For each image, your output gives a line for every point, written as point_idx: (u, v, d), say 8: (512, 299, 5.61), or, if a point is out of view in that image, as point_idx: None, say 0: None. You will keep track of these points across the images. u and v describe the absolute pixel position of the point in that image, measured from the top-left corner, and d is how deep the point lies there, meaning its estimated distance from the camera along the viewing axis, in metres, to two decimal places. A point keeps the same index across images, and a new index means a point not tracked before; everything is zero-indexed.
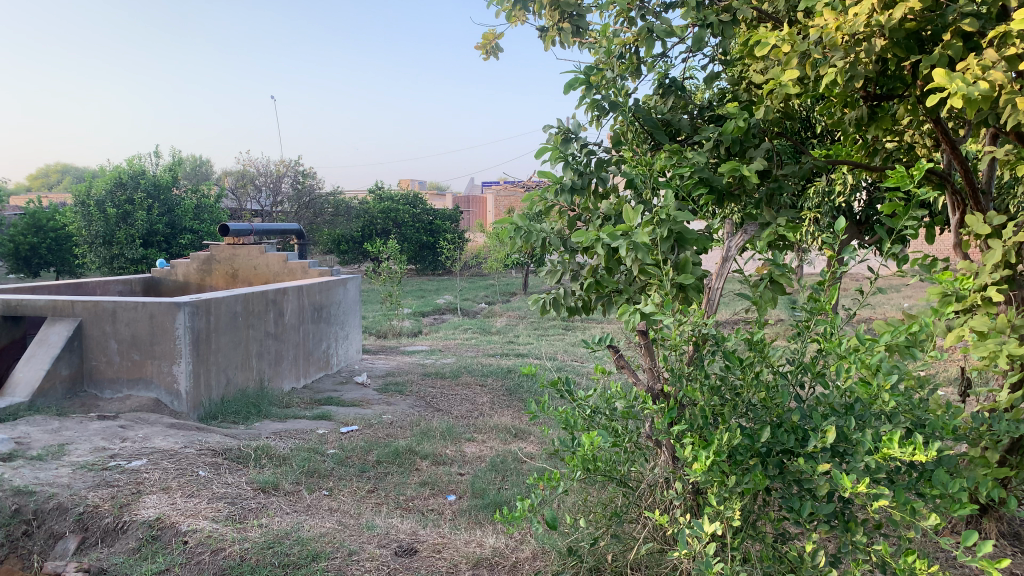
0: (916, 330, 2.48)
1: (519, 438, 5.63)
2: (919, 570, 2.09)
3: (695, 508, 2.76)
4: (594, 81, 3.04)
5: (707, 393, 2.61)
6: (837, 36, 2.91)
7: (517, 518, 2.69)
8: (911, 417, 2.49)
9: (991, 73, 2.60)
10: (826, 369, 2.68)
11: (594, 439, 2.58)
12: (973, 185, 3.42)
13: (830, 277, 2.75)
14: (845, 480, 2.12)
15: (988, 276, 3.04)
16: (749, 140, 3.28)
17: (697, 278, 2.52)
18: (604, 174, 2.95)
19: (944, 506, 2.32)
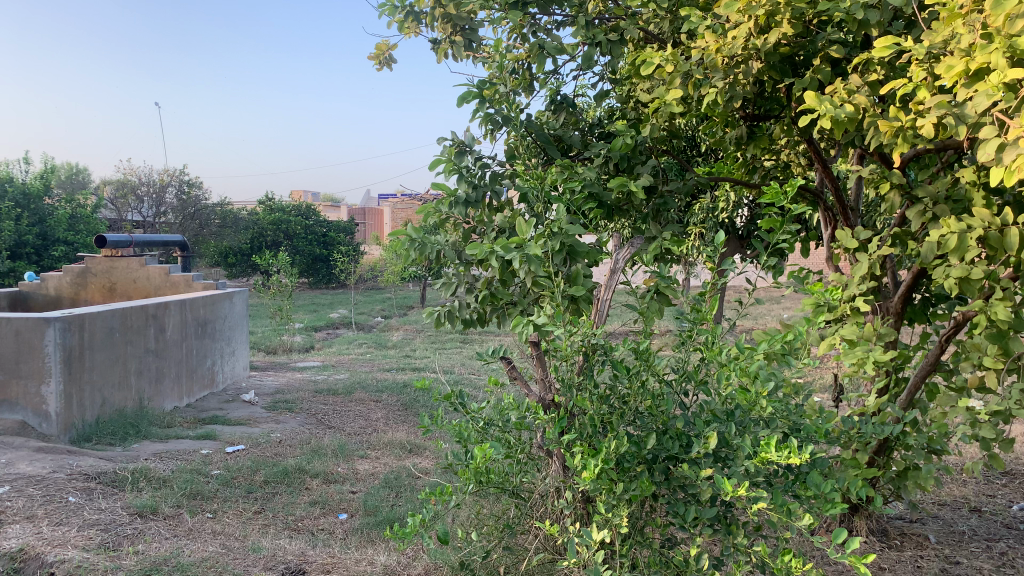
0: (790, 339, 2.61)
1: (413, 453, 5.56)
2: (795, 568, 2.19)
3: (585, 516, 2.79)
4: (486, 95, 3.05)
5: (596, 402, 2.65)
6: (717, 58, 3.04)
7: (408, 534, 2.64)
8: (787, 421, 2.60)
9: (856, 97, 2.77)
10: (708, 377, 2.77)
11: (487, 451, 2.57)
12: (843, 203, 3.63)
13: (711, 288, 2.84)
14: (726, 484, 2.19)
15: (856, 287, 3.23)
16: (636, 157, 3.39)
17: (588, 290, 2.57)
18: (498, 187, 2.95)
19: (818, 505, 2.43)
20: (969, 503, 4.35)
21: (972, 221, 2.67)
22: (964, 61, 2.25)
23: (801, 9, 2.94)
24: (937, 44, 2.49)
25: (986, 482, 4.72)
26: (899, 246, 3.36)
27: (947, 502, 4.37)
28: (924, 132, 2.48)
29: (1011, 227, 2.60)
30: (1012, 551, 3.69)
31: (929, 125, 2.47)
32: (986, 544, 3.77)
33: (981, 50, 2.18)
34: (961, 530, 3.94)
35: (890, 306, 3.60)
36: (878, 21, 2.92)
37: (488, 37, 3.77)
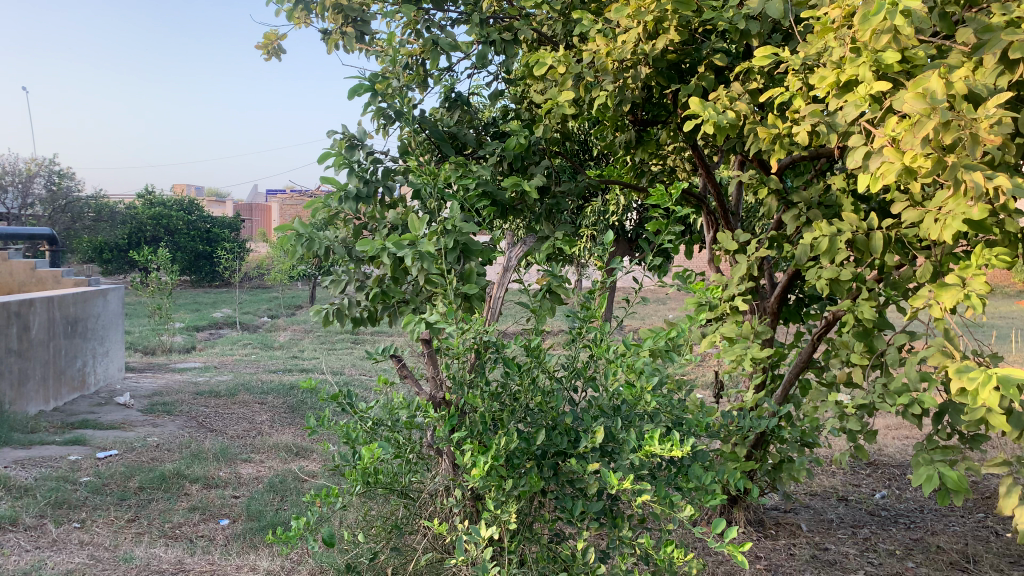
0: (674, 336, 2.69)
1: (300, 455, 5.40)
2: (677, 558, 2.25)
3: (474, 514, 2.78)
4: (379, 88, 3.00)
5: (487, 399, 2.64)
6: (607, 61, 3.09)
7: (292, 538, 2.54)
8: (670, 416, 2.67)
9: (736, 104, 2.88)
10: (597, 374, 2.82)
11: (375, 451, 2.52)
12: (725, 207, 3.77)
13: (600, 286, 2.88)
14: (612, 477, 2.23)
15: (736, 287, 3.36)
16: (529, 157, 3.41)
17: (481, 288, 2.56)
18: (391, 183, 2.90)
19: (699, 497, 2.50)
20: (837, 492, 4.62)
21: (841, 226, 2.83)
22: (835, 72, 2.37)
23: (687, 17, 3.03)
24: (811, 56, 2.61)
25: (852, 472, 5.02)
26: (776, 249, 3.52)
27: (817, 492, 4.62)
28: (800, 139, 2.60)
29: (876, 232, 2.77)
30: (874, 536, 3.93)
31: (804, 133, 2.59)
32: (852, 530, 4.01)
33: (850, 63, 2.30)
34: (829, 519, 4.18)
35: (767, 306, 3.76)
36: (758, 32, 3.05)
37: (380, 31, 3.71)
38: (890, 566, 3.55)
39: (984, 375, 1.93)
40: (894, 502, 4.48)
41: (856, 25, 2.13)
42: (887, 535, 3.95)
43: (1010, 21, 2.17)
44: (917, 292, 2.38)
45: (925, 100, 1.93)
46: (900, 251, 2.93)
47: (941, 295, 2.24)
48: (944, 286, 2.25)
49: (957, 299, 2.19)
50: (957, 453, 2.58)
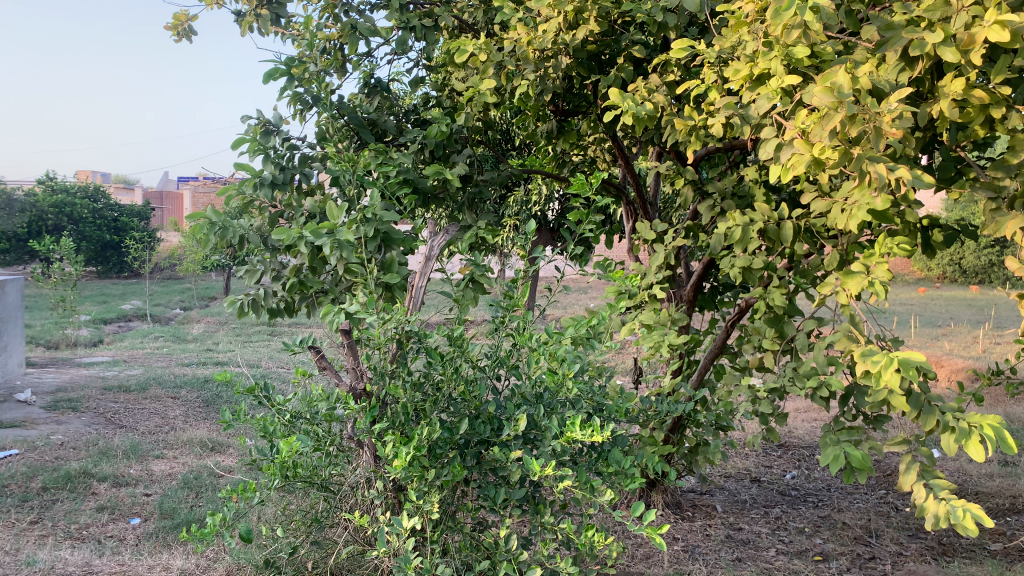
0: (595, 324, 2.73)
1: (216, 450, 5.25)
2: (598, 543, 2.29)
3: (395, 505, 2.75)
4: (296, 73, 2.92)
5: (409, 390, 2.60)
6: (529, 50, 3.11)
7: (207, 535, 2.47)
8: (591, 402, 2.71)
9: (655, 96, 2.93)
10: (519, 362, 2.83)
11: (293, 444, 2.47)
12: (643, 197, 3.84)
13: (522, 275, 2.88)
14: (534, 464, 2.24)
15: (654, 276, 3.43)
16: (451, 145, 3.38)
17: (402, 277, 2.52)
18: (308, 170, 2.84)
19: (619, 481, 2.54)
20: (750, 474, 4.78)
21: (753, 216, 2.92)
22: (748, 66, 2.43)
23: (606, 7, 3.06)
24: (726, 50, 2.67)
25: (764, 453, 5.20)
26: (692, 238, 3.60)
27: (732, 474, 4.77)
28: (715, 131, 2.66)
29: (786, 222, 2.86)
30: (785, 515, 4.09)
31: (719, 124, 2.65)
32: (764, 510, 4.16)
33: (763, 56, 2.36)
34: (743, 499, 4.32)
35: (683, 294, 3.85)
36: (675, 25, 3.10)
37: (296, 14, 3.61)
38: (799, 543, 3.70)
39: (887, 358, 2.02)
40: (803, 481, 4.67)
41: (768, 19, 2.18)
42: (797, 514, 4.11)
43: (910, 19, 2.27)
44: (825, 279, 2.47)
45: (833, 94, 1.99)
46: (810, 240, 3.03)
47: (847, 282, 2.32)
48: (850, 274, 2.33)
49: (863, 286, 2.28)
50: (862, 433, 2.69)
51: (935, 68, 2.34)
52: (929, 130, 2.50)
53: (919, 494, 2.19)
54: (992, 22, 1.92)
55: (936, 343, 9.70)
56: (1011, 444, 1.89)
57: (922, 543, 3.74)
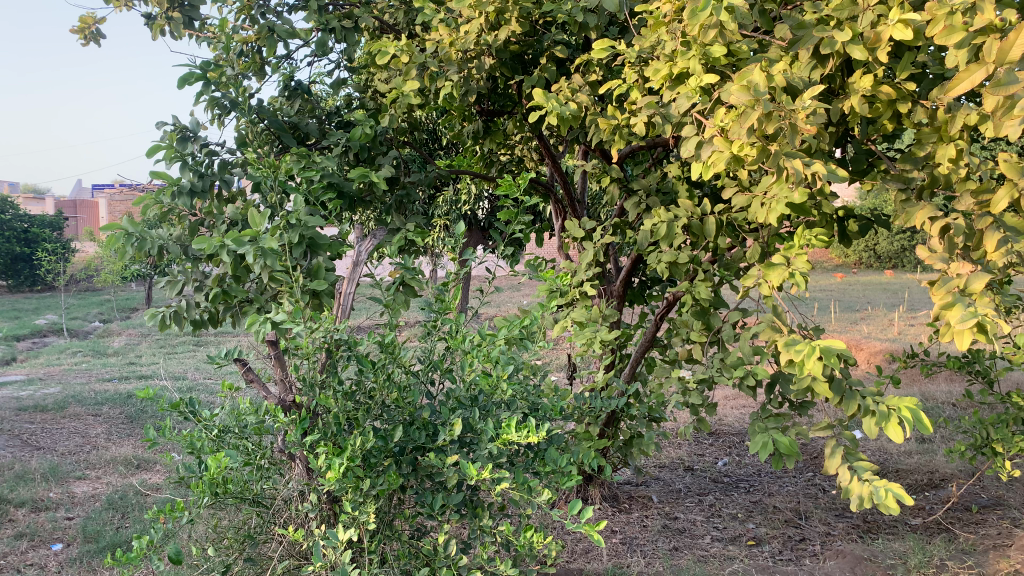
0: (528, 324, 2.73)
1: (142, 468, 5.07)
2: (537, 543, 2.29)
3: (331, 517, 2.70)
4: (211, 77, 2.83)
5: (340, 399, 2.54)
6: (451, 51, 3.10)
7: (132, 560, 2.34)
8: (526, 402, 2.72)
9: (578, 96, 2.95)
10: (453, 365, 2.80)
11: (221, 460, 2.38)
12: (571, 195, 3.86)
13: (453, 277, 2.85)
14: (471, 468, 2.23)
15: (584, 274, 3.46)
16: (376, 147, 3.33)
17: (330, 284, 2.47)
18: (228, 176, 2.75)
19: (556, 480, 2.55)
20: (683, 463, 4.87)
21: (678, 211, 2.98)
22: (669, 65, 2.47)
23: (527, 8, 3.06)
24: (645, 49, 2.71)
25: (697, 442, 5.32)
26: (620, 235, 3.64)
27: (666, 464, 4.85)
28: (638, 129, 2.69)
29: (709, 217, 2.92)
30: (718, 502, 4.19)
31: (641, 123, 2.69)
32: (698, 498, 4.24)
33: (681, 56, 2.39)
34: (677, 489, 4.40)
35: (613, 290, 3.89)
36: (595, 25, 3.13)
37: (211, 16, 3.50)
38: (733, 529, 3.79)
39: (809, 347, 2.07)
40: (734, 468, 4.79)
41: (685, 19, 2.21)
42: (729, 500, 4.21)
43: (820, 18, 2.34)
44: (748, 272, 2.52)
45: (749, 93, 2.03)
46: (732, 234, 3.10)
47: (769, 274, 2.37)
48: (771, 266, 2.38)
49: (783, 277, 2.33)
50: (788, 420, 2.76)
51: (844, 65, 2.42)
52: (842, 125, 2.59)
53: (844, 477, 2.25)
54: (896, 21, 1.99)
55: (855, 328, 10.09)
56: (926, 425, 1.96)
57: (848, 522, 3.89)
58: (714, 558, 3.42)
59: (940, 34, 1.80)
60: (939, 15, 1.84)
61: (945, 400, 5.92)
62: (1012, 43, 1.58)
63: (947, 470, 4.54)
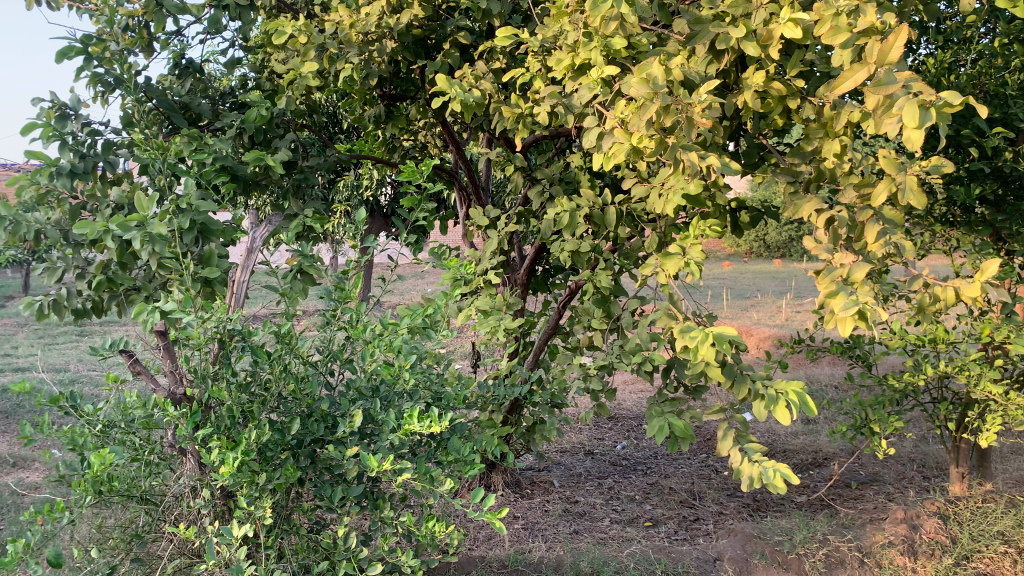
0: (430, 313, 2.70)
1: (18, 467, 4.76)
2: (438, 532, 2.28)
3: (225, 513, 2.61)
4: (93, 51, 2.66)
5: (235, 391, 2.45)
6: (351, 33, 3.02)
7: (6, 565, 2.18)
8: (429, 391, 2.69)
9: (482, 83, 2.93)
10: (353, 355, 2.75)
11: (105, 457, 2.25)
12: (475, 183, 3.84)
13: (354, 265, 2.78)
14: (371, 460, 2.20)
15: (488, 262, 3.46)
16: (273, 130, 3.21)
17: (223, 271, 2.36)
18: (113, 158, 2.59)
19: (459, 469, 2.54)
20: (584, 447, 4.96)
21: (580, 201, 3.01)
22: (571, 56, 2.49)
23: None
24: (548, 39, 2.71)
25: (597, 427, 5.43)
26: (523, 223, 3.65)
27: (567, 449, 4.93)
28: (540, 119, 2.70)
29: (610, 207, 2.97)
30: (617, 485, 4.28)
31: (544, 113, 2.70)
32: (598, 482, 4.33)
33: (583, 47, 2.41)
34: (578, 473, 4.48)
35: (517, 278, 3.92)
36: (499, 12, 3.12)
37: None
38: (631, 511, 3.89)
39: (702, 334, 2.13)
40: (633, 451, 4.92)
41: (587, 10, 2.21)
42: (627, 483, 4.32)
43: (716, 14, 2.40)
44: (646, 261, 2.57)
45: (648, 85, 2.07)
46: (632, 224, 3.17)
47: (666, 263, 2.43)
48: (668, 256, 2.43)
49: (679, 266, 2.39)
50: (683, 404, 2.84)
51: (738, 61, 2.49)
52: (735, 119, 2.67)
53: (735, 458, 2.33)
54: (787, 20, 2.06)
55: (746, 314, 10.52)
56: (811, 408, 2.05)
57: (738, 501, 4.05)
58: (613, 540, 3.50)
59: (827, 34, 1.87)
60: (826, 16, 1.88)
61: (828, 382, 6.26)
62: (893, 45, 1.69)
63: (830, 449, 4.80)
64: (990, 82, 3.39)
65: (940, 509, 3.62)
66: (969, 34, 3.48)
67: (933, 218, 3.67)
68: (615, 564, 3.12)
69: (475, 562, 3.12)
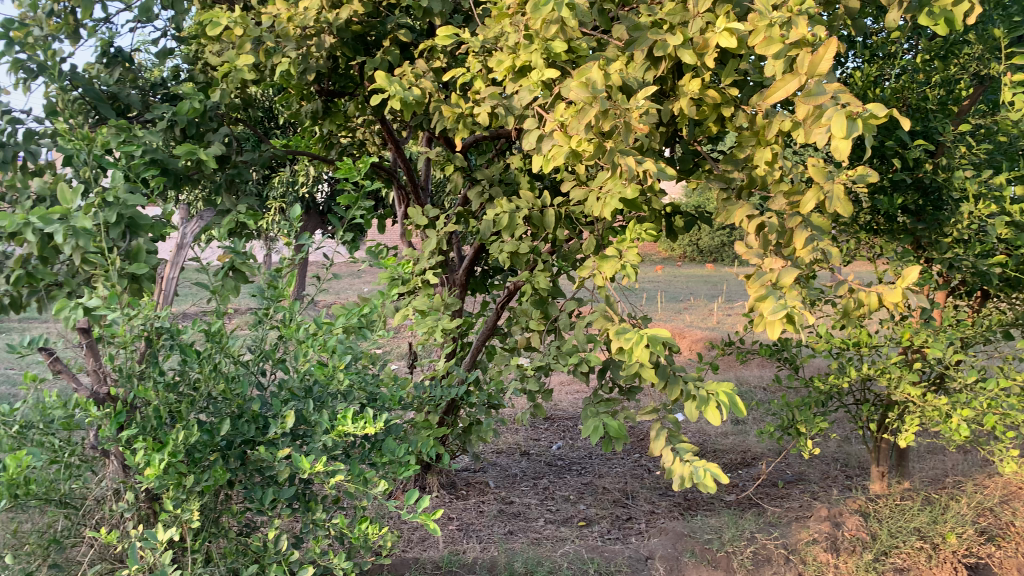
0: (366, 312, 2.67)
1: None
2: (371, 534, 2.26)
3: (150, 516, 2.52)
4: (15, 35, 2.54)
5: (162, 392, 2.37)
6: (289, 27, 2.96)
7: None
8: (363, 392, 2.66)
9: (422, 82, 2.91)
10: (286, 355, 2.70)
11: (21, 459, 2.13)
12: (413, 181, 3.81)
13: (287, 263, 2.73)
14: (303, 462, 2.15)
15: (426, 261, 3.43)
16: (205, 123, 3.13)
17: (151, 267, 2.26)
18: (35, 148, 2.46)
19: (393, 471, 2.51)
20: (520, 448, 4.97)
21: (520, 202, 3.02)
22: (512, 57, 2.49)
23: None
24: (489, 39, 2.71)
25: (533, 427, 5.45)
26: (462, 224, 3.64)
27: (503, 449, 4.93)
28: (481, 120, 2.70)
29: (549, 209, 2.99)
30: (552, 486, 4.31)
31: (484, 114, 2.70)
32: (532, 482, 4.35)
33: (524, 49, 2.42)
34: (513, 473, 4.49)
35: (456, 278, 3.90)
36: (440, 11, 3.11)
37: None
38: (565, 511, 3.92)
39: (638, 335, 2.16)
40: (568, 451, 4.96)
41: (528, 12, 2.21)
42: (562, 483, 4.35)
43: (654, 21, 2.44)
44: (583, 264, 2.59)
45: (588, 89, 2.08)
46: (570, 226, 3.19)
47: (603, 266, 2.45)
48: (605, 258, 2.45)
49: (616, 269, 2.42)
50: (618, 405, 2.87)
51: (675, 69, 2.53)
52: (671, 126, 2.72)
53: (667, 458, 2.36)
54: (722, 29, 2.10)
55: (680, 317, 10.72)
56: (741, 409, 2.10)
57: (670, 500, 4.13)
58: (548, 540, 3.51)
59: (761, 44, 1.92)
60: (759, 27, 1.96)
61: (756, 383, 6.45)
62: (823, 57, 1.75)
63: (758, 449, 4.92)
64: (913, 96, 3.53)
65: (861, 506, 3.75)
66: (893, 50, 3.62)
67: (858, 225, 3.80)
68: (549, 564, 3.14)
69: (408, 564, 3.09)
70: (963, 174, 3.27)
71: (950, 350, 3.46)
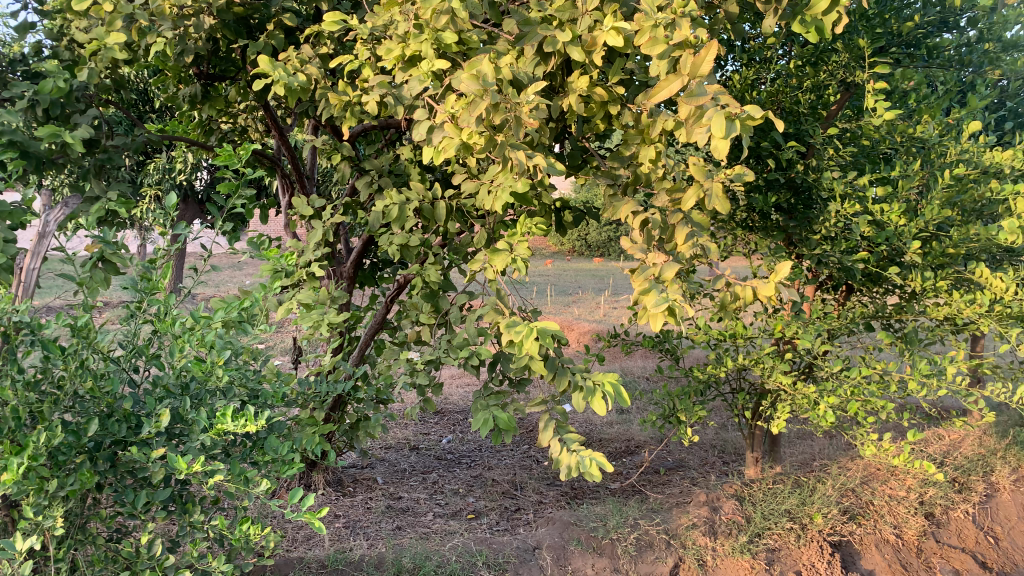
0: (247, 305, 2.58)
1: None
2: (253, 535, 2.18)
3: (8, 525, 2.34)
4: None
5: (21, 391, 2.20)
6: (165, 5, 2.80)
7: None
8: (244, 388, 2.57)
9: (308, 68, 2.82)
10: (160, 350, 2.56)
11: None
12: (299, 171, 3.69)
13: (162, 254, 2.59)
14: (180, 462, 2.05)
15: (311, 254, 3.34)
16: (71, 103, 2.92)
17: (9, 258, 2.06)
18: None
19: (276, 469, 2.44)
20: (409, 442, 4.93)
21: (409, 194, 2.98)
22: (401, 47, 2.45)
23: None
24: (377, 28, 2.66)
25: (422, 420, 5.43)
26: (350, 215, 3.56)
27: (392, 445, 4.89)
28: (369, 109, 2.65)
29: (438, 201, 2.96)
30: (441, 480, 4.30)
31: (373, 103, 2.64)
32: (421, 477, 4.32)
33: (413, 38, 2.38)
34: (402, 468, 4.45)
35: (343, 271, 3.81)
36: None
37: None
38: (454, 505, 3.92)
39: (527, 328, 2.17)
40: (457, 444, 4.96)
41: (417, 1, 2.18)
42: (451, 476, 4.35)
43: (544, 17, 2.46)
44: (473, 256, 2.58)
45: (478, 82, 2.06)
46: (459, 219, 3.18)
47: (493, 259, 2.45)
48: (495, 252, 2.46)
49: (506, 262, 2.43)
50: (506, 397, 2.89)
51: (564, 65, 2.57)
52: (560, 121, 2.75)
53: (554, 449, 2.40)
54: (609, 28, 2.14)
55: (568, 310, 10.94)
56: (625, 400, 2.15)
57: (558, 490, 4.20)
58: (436, 534, 3.50)
59: (646, 43, 1.96)
60: (645, 27, 1.99)
61: (640, 374, 6.67)
62: (704, 59, 1.81)
63: (641, 437, 5.08)
64: (786, 100, 3.72)
65: (737, 491, 3.93)
66: (769, 55, 3.79)
67: (735, 222, 3.97)
68: (437, 558, 3.13)
69: (292, 564, 3.02)
70: (832, 175, 3.47)
71: (818, 341, 3.67)
